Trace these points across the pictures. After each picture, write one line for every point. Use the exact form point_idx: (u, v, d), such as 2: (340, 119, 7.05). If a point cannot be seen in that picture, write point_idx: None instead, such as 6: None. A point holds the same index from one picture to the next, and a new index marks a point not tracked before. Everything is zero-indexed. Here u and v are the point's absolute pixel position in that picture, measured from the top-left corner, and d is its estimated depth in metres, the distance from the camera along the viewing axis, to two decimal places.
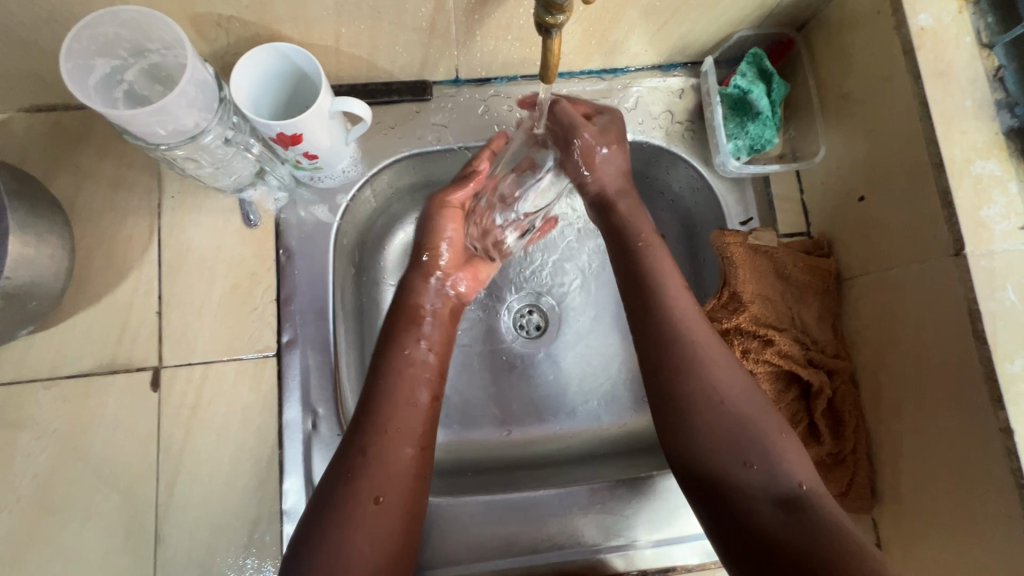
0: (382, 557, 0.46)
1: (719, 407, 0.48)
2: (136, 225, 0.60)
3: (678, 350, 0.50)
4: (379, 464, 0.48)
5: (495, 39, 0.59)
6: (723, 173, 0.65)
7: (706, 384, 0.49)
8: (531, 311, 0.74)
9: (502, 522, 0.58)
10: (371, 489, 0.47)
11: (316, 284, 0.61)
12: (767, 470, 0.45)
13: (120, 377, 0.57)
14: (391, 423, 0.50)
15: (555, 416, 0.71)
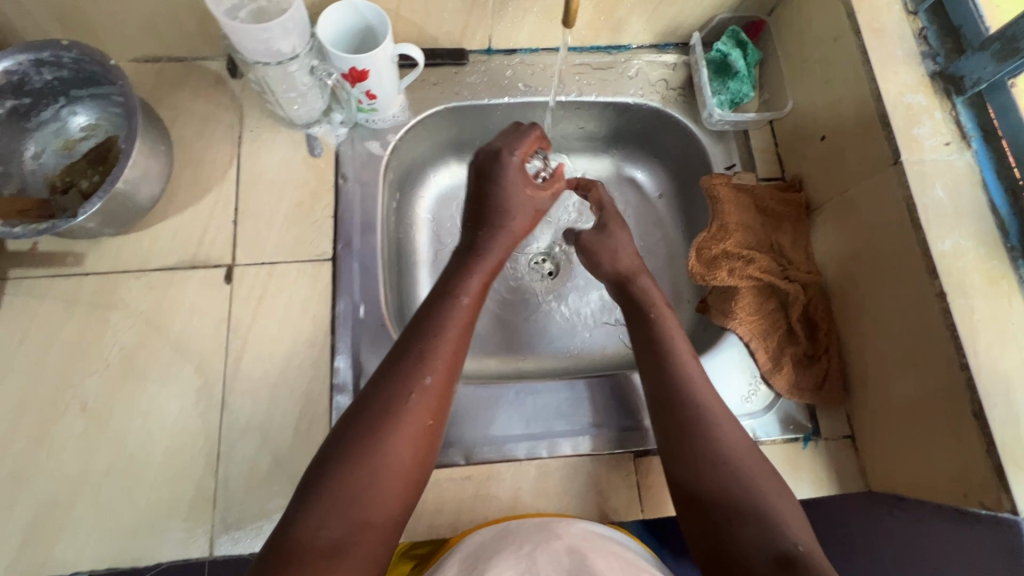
0: (400, 490, 0.47)
1: (707, 426, 0.54)
2: (220, 151, 0.72)
3: (690, 370, 0.58)
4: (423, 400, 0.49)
5: (523, 11, 0.73)
6: (709, 126, 0.78)
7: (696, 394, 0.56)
8: (545, 259, 0.85)
9: (521, 404, 0.66)
10: (419, 417, 0.48)
11: (368, 203, 0.72)
12: (763, 505, 0.49)
13: (199, 271, 0.67)
14: (428, 361, 0.51)
15: (565, 343, 0.81)
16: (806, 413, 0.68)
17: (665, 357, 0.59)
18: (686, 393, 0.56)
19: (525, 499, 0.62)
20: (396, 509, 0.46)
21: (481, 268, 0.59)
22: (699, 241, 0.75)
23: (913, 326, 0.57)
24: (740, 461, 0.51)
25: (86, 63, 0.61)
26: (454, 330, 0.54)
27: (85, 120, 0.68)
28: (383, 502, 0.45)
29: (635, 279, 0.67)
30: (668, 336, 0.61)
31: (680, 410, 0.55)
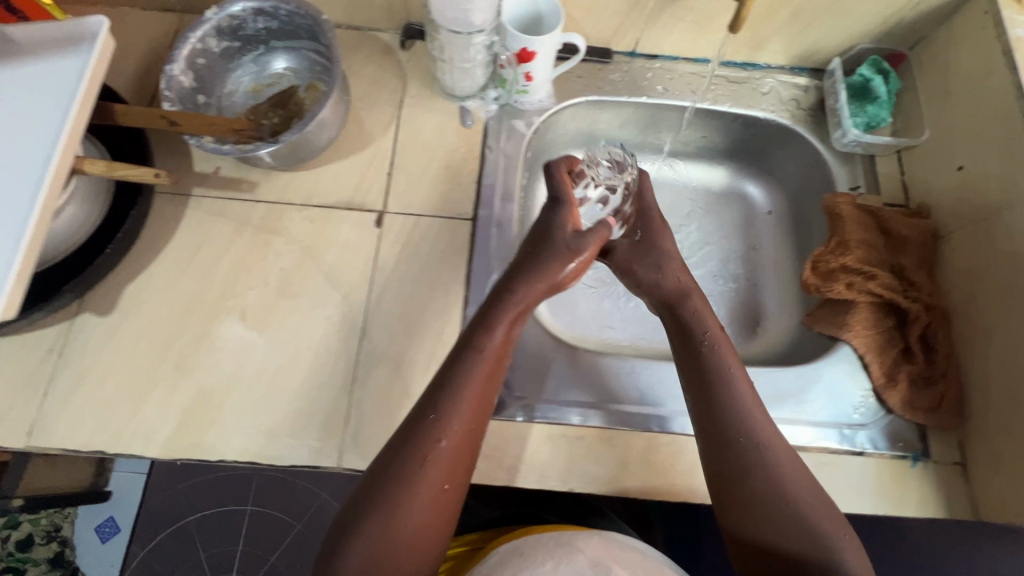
0: (427, 541, 0.49)
1: (766, 497, 0.53)
2: (382, 112, 0.79)
3: (744, 419, 0.56)
4: (437, 461, 0.50)
5: (676, 17, 0.78)
6: (835, 146, 0.81)
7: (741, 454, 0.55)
8: None
9: (633, 376, 0.71)
10: (432, 484, 0.50)
11: (510, 175, 0.77)
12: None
13: (353, 213, 0.73)
14: (438, 422, 0.51)
15: (663, 332, 0.85)
16: (915, 434, 0.68)
17: (719, 407, 0.57)
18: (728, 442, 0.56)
19: (632, 468, 0.64)
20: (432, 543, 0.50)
21: (501, 314, 0.56)
22: (816, 256, 0.77)
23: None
24: (802, 516, 0.52)
25: (297, 17, 0.70)
26: (467, 379, 0.53)
27: (276, 68, 0.77)
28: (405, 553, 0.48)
29: (685, 302, 0.64)
30: (725, 381, 0.58)
31: (730, 454, 0.55)
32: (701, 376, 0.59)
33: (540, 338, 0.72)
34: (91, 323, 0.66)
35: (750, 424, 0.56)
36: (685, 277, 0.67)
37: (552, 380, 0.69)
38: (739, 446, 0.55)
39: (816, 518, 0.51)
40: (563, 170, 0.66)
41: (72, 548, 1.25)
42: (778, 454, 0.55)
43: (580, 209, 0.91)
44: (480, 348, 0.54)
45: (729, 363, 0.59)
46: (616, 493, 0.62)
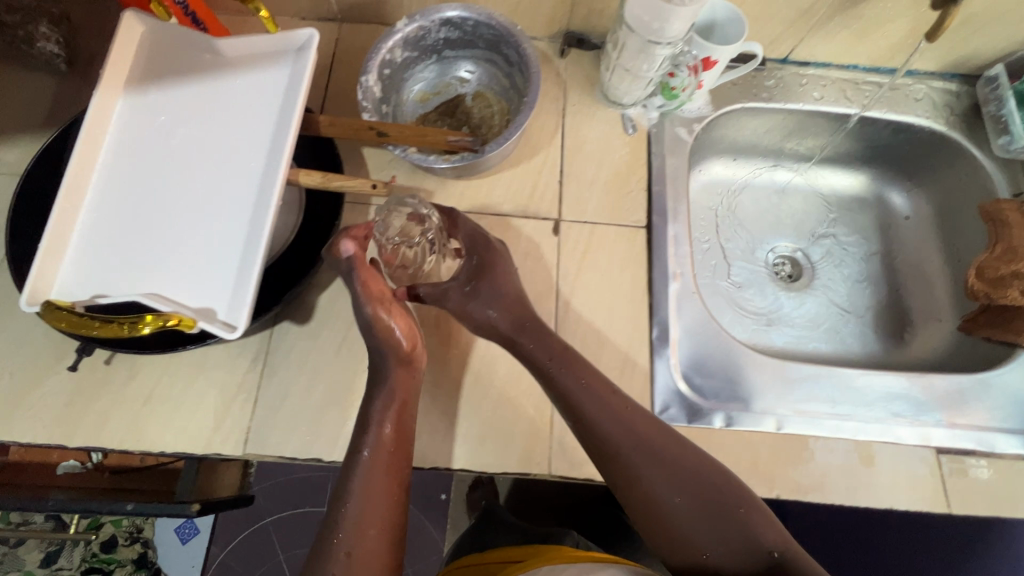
0: None
1: (675, 540, 0.57)
2: (547, 120, 0.80)
3: (711, 485, 0.57)
4: (358, 549, 0.55)
5: (842, 25, 0.78)
6: (994, 153, 0.81)
7: (648, 497, 0.59)
8: (785, 262, 0.94)
9: (818, 381, 0.70)
10: (379, 563, 0.55)
11: (677, 183, 0.78)
12: None
13: (531, 221, 0.74)
14: (358, 503, 0.56)
15: (808, 335, 0.88)
16: None
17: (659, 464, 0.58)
18: (643, 501, 0.59)
19: (833, 474, 0.64)
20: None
21: (378, 409, 0.59)
22: (981, 262, 0.77)
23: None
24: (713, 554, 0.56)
25: (482, 28, 0.71)
26: (365, 466, 0.57)
27: (445, 77, 0.78)
28: None
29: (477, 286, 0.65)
30: (606, 431, 0.59)
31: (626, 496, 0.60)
32: (587, 435, 0.60)
33: (724, 341, 0.70)
34: (292, 331, 0.67)
35: (684, 485, 0.58)
36: (524, 309, 0.65)
37: (742, 385, 0.69)
38: (653, 508, 0.58)
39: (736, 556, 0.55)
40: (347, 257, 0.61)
41: (154, 549, 1.27)
42: (654, 487, 0.58)
43: (721, 212, 0.93)
44: (377, 431, 0.59)
45: (621, 412, 0.60)
46: (821, 499, 0.64)
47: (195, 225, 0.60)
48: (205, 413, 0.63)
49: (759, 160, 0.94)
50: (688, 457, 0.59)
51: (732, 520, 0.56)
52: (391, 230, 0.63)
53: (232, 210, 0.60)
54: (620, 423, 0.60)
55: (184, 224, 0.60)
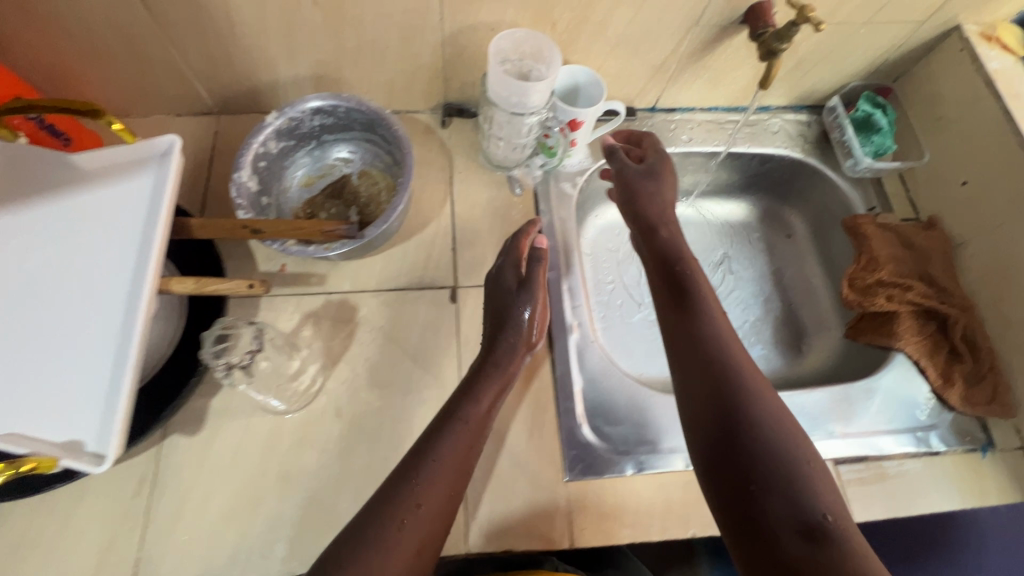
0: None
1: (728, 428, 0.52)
2: (435, 190, 0.82)
3: (779, 420, 0.51)
4: (414, 524, 0.50)
5: (695, 75, 0.85)
6: (848, 174, 0.90)
7: (721, 392, 0.54)
8: None
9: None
10: (422, 513, 0.51)
11: (567, 236, 0.81)
12: (789, 488, 0.47)
13: (427, 292, 0.75)
14: (433, 463, 0.54)
15: None
16: (977, 426, 0.74)
17: (726, 375, 0.55)
18: (721, 366, 0.56)
19: None
20: (426, 552, 0.50)
21: (486, 390, 0.61)
22: (851, 274, 0.84)
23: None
24: (770, 420, 0.51)
25: (355, 113, 0.73)
26: (466, 423, 0.57)
27: (328, 159, 0.79)
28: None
29: (666, 225, 0.72)
30: (700, 336, 0.59)
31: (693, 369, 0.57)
32: (688, 323, 0.61)
33: (626, 385, 0.73)
34: (181, 445, 0.64)
35: (748, 389, 0.54)
36: (669, 209, 0.75)
37: (649, 427, 0.71)
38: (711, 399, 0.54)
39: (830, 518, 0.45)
40: (529, 239, 0.74)
41: None
42: (739, 383, 0.54)
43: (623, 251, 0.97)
44: (478, 406, 0.59)
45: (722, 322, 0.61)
46: None
47: (55, 352, 0.57)
48: (86, 551, 0.58)
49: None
50: (766, 396, 0.54)
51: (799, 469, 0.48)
52: (239, 348, 0.58)
53: (97, 331, 0.58)
54: (722, 330, 0.60)
55: (43, 352, 0.57)
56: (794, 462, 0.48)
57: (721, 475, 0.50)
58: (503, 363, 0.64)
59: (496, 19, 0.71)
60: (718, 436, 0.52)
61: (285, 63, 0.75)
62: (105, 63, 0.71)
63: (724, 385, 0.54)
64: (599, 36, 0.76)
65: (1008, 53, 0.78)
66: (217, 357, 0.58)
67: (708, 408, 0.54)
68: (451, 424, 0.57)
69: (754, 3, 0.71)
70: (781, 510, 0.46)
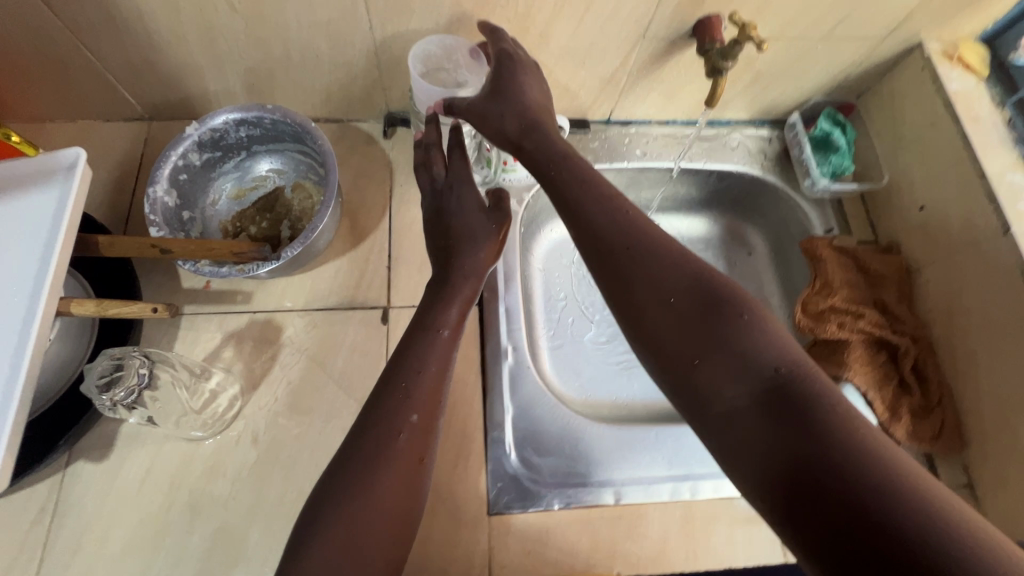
0: (393, 520, 0.50)
1: (659, 324, 0.48)
2: (373, 203, 0.79)
3: (708, 292, 0.48)
4: (400, 451, 0.53)
5: (649, 89, 0.82)
6: (807, 193, 0.86)
7: (645, 286, 0.50)
8: None
9: (656, 444, 0.70)
10: (408, 458, 0.53)
11: (509, 255, 0.78)
12: (737, 354, 0.44)
13: (358, 312, 0.72)
14: (411, 403, 0.55)
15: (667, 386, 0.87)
16: (923, 461, 0.72)
17: (639, 271, 0.50)
18: (634, 260, 0.51)
19: (673, 540, 0.64)
20: (401, 516, 0.51)
21: (458, 298, 0.65)
22: (804, 298, 0.81)
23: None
24: (701, 298, 0.48)
25: (283, 124, 0.69)
26: (429, 363, 0.59)
27: (260, 171, 0.76)
28: (383, 526, 0.50)
29: (538, 126, 0.61)
30: (603, 227, 0.54)
31: (609, 268, 0.53)
32: (585, 218, 0.55)
33: (559, 414, 0.70)
34: (86, 471, 0.61)
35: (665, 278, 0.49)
36: (542, 113, 0.63)
37: (580, 459, 0.68)
38: (635, 299, 0.50)
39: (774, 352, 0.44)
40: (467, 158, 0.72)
41: None
42: (658, 272, 0.50)
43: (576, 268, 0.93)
44: (443, 334, 0.61)
45: (621, 206, 0.55)
46: (664, 569, 0.63)
47: None
48: None
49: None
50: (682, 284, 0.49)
51: (731, 315, 0.46)
52: (125, 384, 0.55)
53: None
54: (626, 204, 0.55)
55: None
56: (740, 336, 0.45)
57: (670, 370, 0.47)
58: (462, 304, 0.65)
59: (431, 29, 0.68)
60: (659, 336, 0.48)
61: (214, 70, 0.72)
62: (19, 68, 0.68)
63: (641, 284, 0.50)
64: (543, 48, 0.72)
65: (970, 74, 0.75)
66: (106, 391, 0.55)
67: (636, 311, 0.50)
68: (416, 359, 0.59)
69: (702, 17, 0.68)
70: (728, 376, 0.44)
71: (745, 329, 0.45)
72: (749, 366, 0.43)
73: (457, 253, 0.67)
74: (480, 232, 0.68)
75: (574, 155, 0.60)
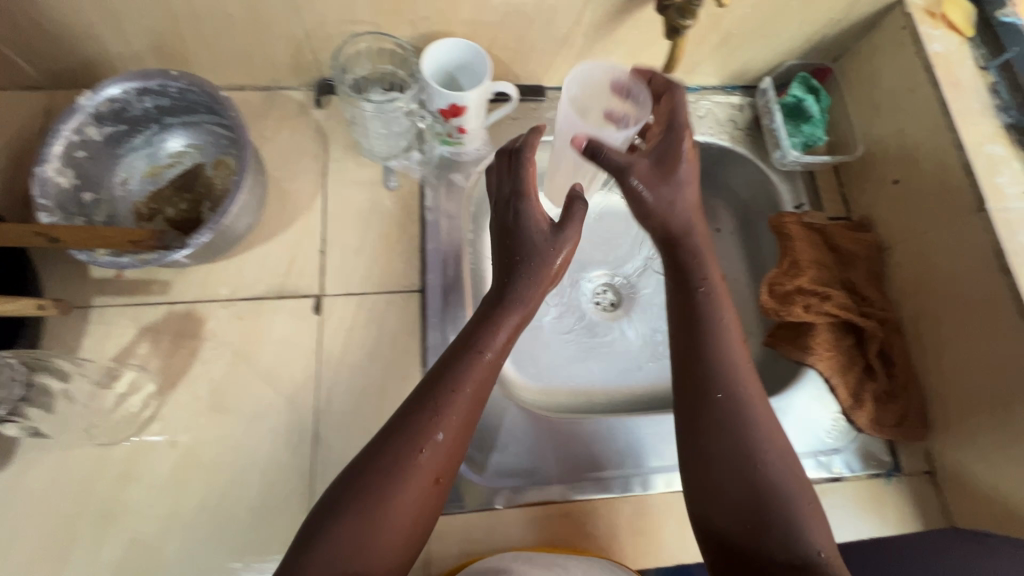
0: (410, 535, 0.46)
1: (743, 458, 0.50)
2: (305, 181, 0.72)
3: (784, 469, 0.50)
4: (429, 460, 0.47)
5: (607, 51, 0.74)
6: (778, 167, 0.81)
7: (747, 424, 0.51)
8: (606, 290, 0.91)
9: (668, 439, 0.67)
10: (427, 474, 0.47)
11: (454, 236, 0.72)
12: (809, 533, 0.47)
13: (288, 301, 0.67)
14: (439, 419, 0.48)
15: (632, 373, 0.85)
16: (885, 449, 0.69)
17: (735, 415, 0.51)
18: (717, 391, 0.52)
19: (620, 535, 0.62)
20: (416, 530, 0.46)
21: (504, 323, 0.54)
22: (770, 279, 0.75)
23: (1009, 357, 0.59)
24: (773, 459, 0.50)
25: (191, 94, 0.62)
26: (470, 381, 0.50)
27: (175, 146, 0.69)
28: (389, 542, 0.44)
29: (689, 240, 0.61)
30: (709, 360, 0.54)
31: (706, 391, 0.53)
32: (720, 349, 0.55)
33: (504, 407, 0.67)
34: None
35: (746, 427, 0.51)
36: (694, 215, 0.62)
37: (529, 455, 0.65)
38: (721, 428, 0.51)
39: (828, 539, 0.47)
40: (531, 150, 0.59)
41: None
42: (753, 413, 0.52)
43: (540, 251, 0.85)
44: (492, 343, 0.53)
45: (734, 344, 0.55)
46: None
47: None
48: None
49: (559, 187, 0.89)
50: (764, 447, 0.50)
51: (790, 502, 0.48)
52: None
53: None
54: (739, 349, 0.55)
55: None
56: (806, 520, 0.47)
57: (732, 511, 0.48)
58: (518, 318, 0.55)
59: None
60: (731, 472, 0.49)
61: (112, 31, 0.64)
62: None
63: (721, 420, 0.51)
64: (484, 5, 0.65)
65: (954, 33, 0.69)
66: None
67: (711, 436, 0.51)
68: (459, 369, 0.51)
69: None
70: (778, 549, 0.46)
71: (806, 521, 0.47)
72: (800, 553, 0.46)
73: (513, 275, 0.56)
74: (539, 259, 0.56)
75: (721, 292, 0.59)
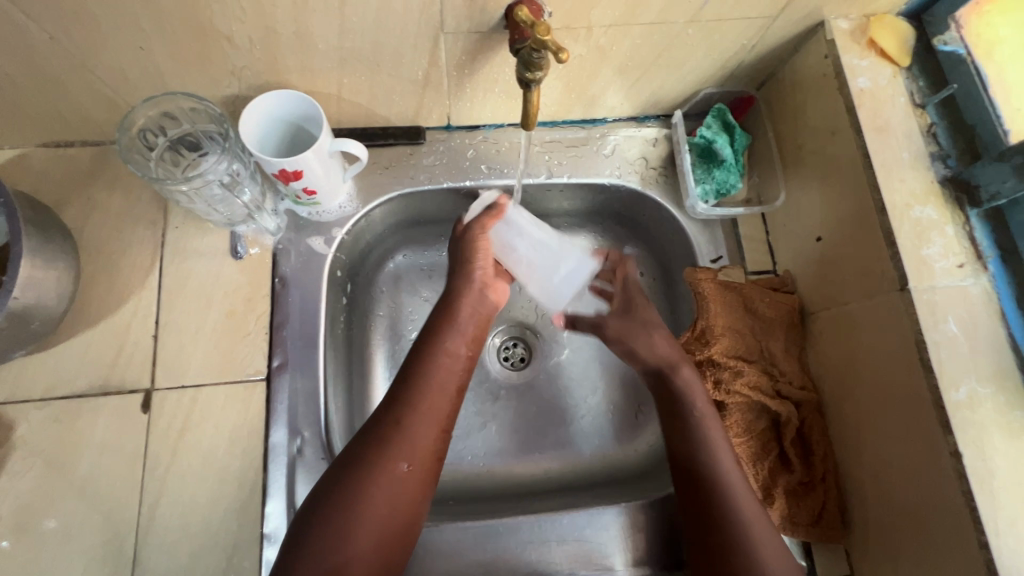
0: (390, 520, 0.49)
1: (707, 494, 0.53)
2: (138, 253, 0.63)
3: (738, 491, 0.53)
4: (402, 441, 0.51)
5: (483, 91, 0.64)
6: (693, 215, 0.70)
7: (704, 456, 0.55)
8: (514, 344, 0.81)
9: (556, 543, 0.60)
10: (396, 459, 0.50)
11: (308, 313, 0.63)
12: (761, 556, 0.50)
13: (111, 398, 0.59)
14: (410, 403, 0.53)
15: (540, 447, 0.76)
16: (801, 550, 0.59)
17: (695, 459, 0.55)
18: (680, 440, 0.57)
19: None
20: (395, 519, 0.49)
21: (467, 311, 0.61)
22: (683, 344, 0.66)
23: (919, 461, 0.50)
24: (733, 489, 0.53)
25: None
26: (436, 358, 0.57)
27: None
28: (364, 533, 0.48)
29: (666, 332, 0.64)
30: (670, 402, 0.59)
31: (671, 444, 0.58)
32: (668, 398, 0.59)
33: None
34: None
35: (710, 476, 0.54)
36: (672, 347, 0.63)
37: None
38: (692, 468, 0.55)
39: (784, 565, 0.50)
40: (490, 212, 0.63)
41: None
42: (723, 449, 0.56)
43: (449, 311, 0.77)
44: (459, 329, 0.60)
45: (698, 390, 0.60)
46: None
47: None
48: None
49: (450, 233, 0.78)
50: (722, 478, 0.54)
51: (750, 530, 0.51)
52: None
53: None
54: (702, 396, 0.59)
55: None
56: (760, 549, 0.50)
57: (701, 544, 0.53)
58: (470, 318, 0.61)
59: (136, 36, 0.50)
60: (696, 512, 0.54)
61: None
62: None
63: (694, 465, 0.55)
64: (312, 50, 0.54)
65: (885, 62, 0.57)
66: None
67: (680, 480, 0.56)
68: (426, 350, 0.57)
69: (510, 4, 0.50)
70: None
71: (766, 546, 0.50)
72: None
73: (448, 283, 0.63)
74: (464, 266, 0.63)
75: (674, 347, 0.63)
